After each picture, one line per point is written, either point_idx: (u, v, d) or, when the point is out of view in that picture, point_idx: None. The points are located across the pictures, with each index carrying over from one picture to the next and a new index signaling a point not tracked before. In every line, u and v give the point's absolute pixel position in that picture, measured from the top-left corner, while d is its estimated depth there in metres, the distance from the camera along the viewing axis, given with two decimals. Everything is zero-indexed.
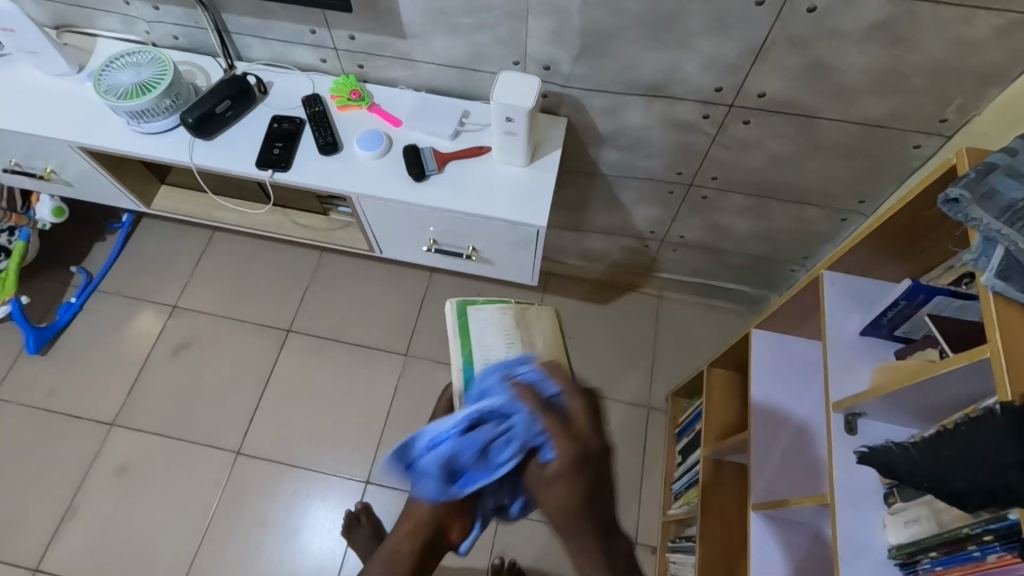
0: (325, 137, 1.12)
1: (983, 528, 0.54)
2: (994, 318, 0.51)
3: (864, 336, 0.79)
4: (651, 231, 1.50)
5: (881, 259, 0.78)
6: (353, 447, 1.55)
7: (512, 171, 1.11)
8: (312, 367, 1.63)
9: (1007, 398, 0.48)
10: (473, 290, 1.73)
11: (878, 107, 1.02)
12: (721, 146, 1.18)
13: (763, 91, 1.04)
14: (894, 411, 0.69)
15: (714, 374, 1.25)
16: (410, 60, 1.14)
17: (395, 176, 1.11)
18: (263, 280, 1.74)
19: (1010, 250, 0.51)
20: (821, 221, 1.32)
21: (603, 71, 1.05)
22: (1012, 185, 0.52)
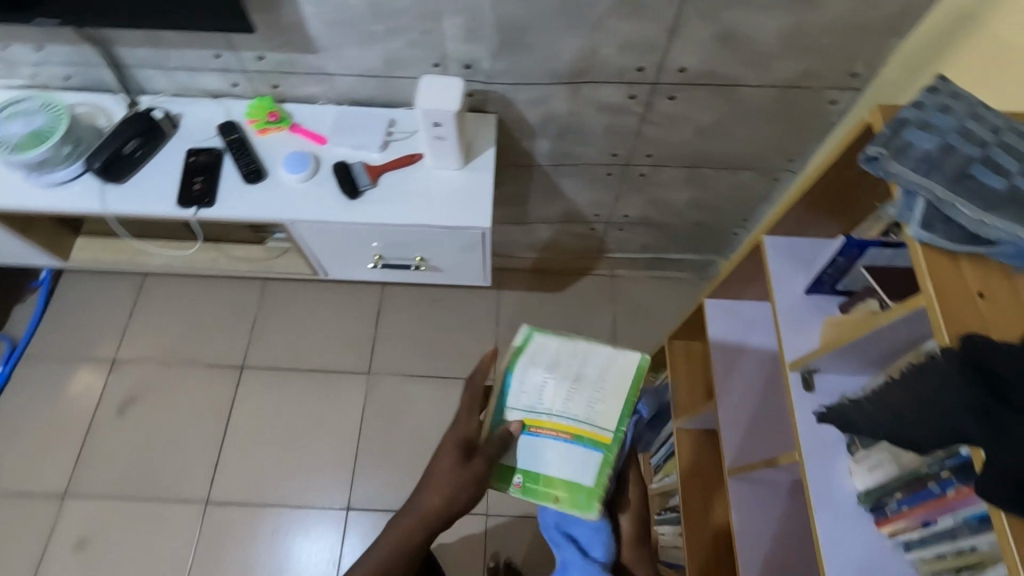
0: (248, 164, 1.07)
1: (940, 465, 0.57)
2: (924, 267, 0.53)
3: (809, 294, 0.81)
4: (596, 214, 1.51)
5: (815, 218, 0.81)
6: (328, 475, 1.50)
7: (448, 176, 1.09)
8: (273, 401, 1.57)
9: (946, 344, 0.50)
10: (428, 297, 1.70)
11: (792, 69, 1.05)
12: (651, 124, 1.19)
13: (683, 65, 1.05)
14: (846, 363, 0.72)
15: (674, 346, 1.28)
16: (326, 75, 1.09)
17: (328, 196, 1.07)
18: (206, 319, 1.66)
19: (929, 200, 0.54)
20: (755, 184, 1.36)
21: (524, 63, 1.04)
22: (923, 137, 0.56)
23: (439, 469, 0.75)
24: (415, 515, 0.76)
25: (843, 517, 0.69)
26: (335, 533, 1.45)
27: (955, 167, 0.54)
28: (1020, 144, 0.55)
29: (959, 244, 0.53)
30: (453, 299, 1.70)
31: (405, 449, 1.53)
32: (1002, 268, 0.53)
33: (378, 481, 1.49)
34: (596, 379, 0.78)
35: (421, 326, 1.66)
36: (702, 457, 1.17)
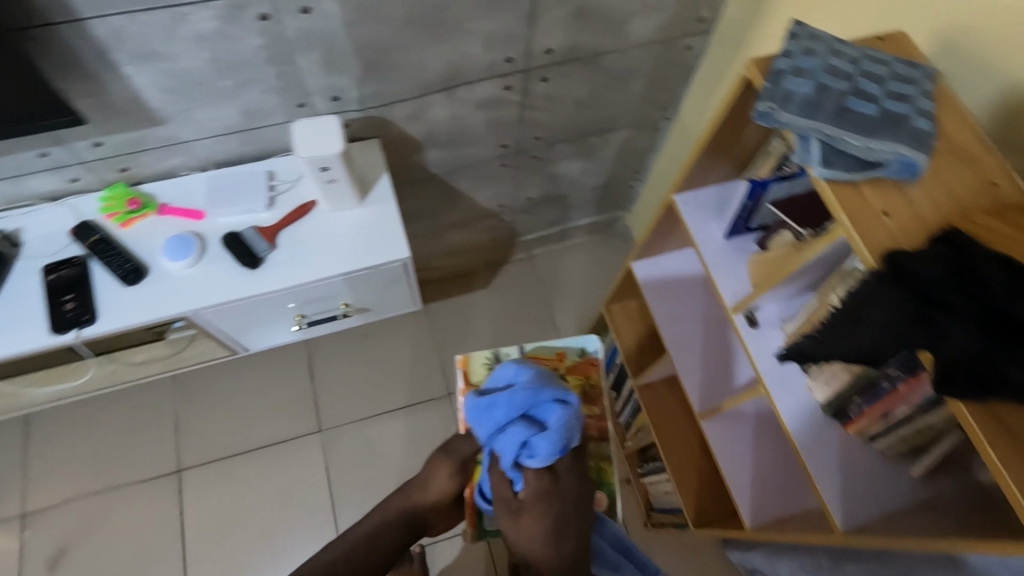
0: (123, 265, 0.95)
1: (889, 366, 0.65)
2: (835, 201, 0.58)
3: (728, 239, 0.86)
4: (500, 205, 1.50)
5: (715, 167, 0.86)
6: (312, 548, 1.41)
7: (349, 215, 1.03)
8: (225, 493, 1.45)
9: (874, 266, 0.55)
10: (357, 335, 1.63)
11: (647, 27, 1.09)
12: (531, 108, 1.19)
13: (548, 46, 1.06)
14: (778, 294, 0.78)
15: (613, 310, 1.33)
16: (181, 144, 0.98)
17: (225, 272, 0.97)
18: (120, 434, 1.48)
19: (822, 140, 0.59)
20: (639, 138, 1.41)
21: (394, 81, 1.00)
22: (800, 83, 0.60)
23: (435, 472, 0.96)
24: (403, 499, 0.97)
25: (814, 427, 0.76)
26: None
27: (833, 104, 0.59)
28: (878, 69, 0.61)
29: (857, 173, 0.58)
30: (384, 328, 1.65)
31: (383, 493, 1.47)
32: (895, 183, 0.59)
33: None
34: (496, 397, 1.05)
35: (359, 367, 1.60)
36: (667, 405, 1.23)
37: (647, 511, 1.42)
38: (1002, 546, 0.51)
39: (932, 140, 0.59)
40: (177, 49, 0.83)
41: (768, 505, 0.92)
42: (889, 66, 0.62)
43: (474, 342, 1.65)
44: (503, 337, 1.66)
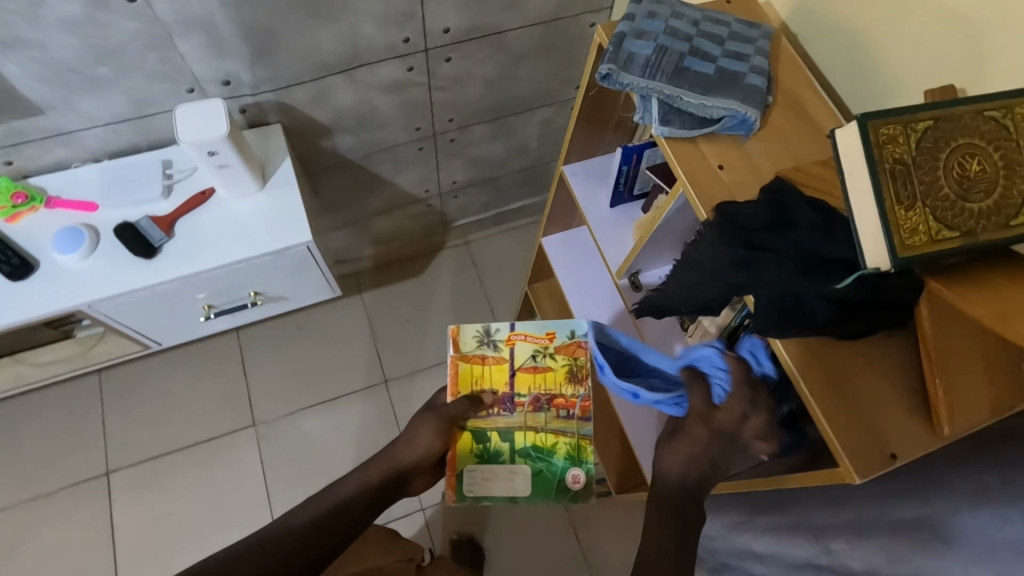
0: (8, 259, 0.92)
1: (742, 316, 0.69)
2: (673, 157, 0.60)
3: (614, 207, 0.88)
4: (426, 190, 1.50)
5: (598, 137, 0.87)
6: None
7: (248, 202, 1.02)
8: (158, 493, 1.43)
9: (706, 219, 0.57)
10: (291, 327, 1.62)
11: (545, 4, 1.10)
12: (439, 89, 1.19)
13: (445, 26, 1.06)
14: (657, 257, 0.81)
15: (536, 289, 1.35)
16: (66, 134, 0.96)
17: (118, 264, 0.96)
18: (44, 438, 1.45)
19: (661, 99, 0.61)
20: (556, 117, 1.43)
21: (286, 64, 0.99)
22: (641, 45, 0.62)
23: (421, 430, 0.82)
24: (385, 459, 0.78)
25: None
26: None
27: (671, 65, 0.61)
28: (718, 30, 0.64)
29: (694, 129, 0.60)
30: (318, 320, 1.64)
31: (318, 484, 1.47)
32: (731, 139, 0.61)
33: None
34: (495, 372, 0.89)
35: (293, 360, 1.58)
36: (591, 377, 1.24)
37: None
38: (818, 474, 0.55)
39: (765, 95, 0.61)
40: (44, 35, 0.81)
41: None
42: (728, 26, 0.64)
43: (409, 329, 1.65)
44: (439, 322, 1.67)
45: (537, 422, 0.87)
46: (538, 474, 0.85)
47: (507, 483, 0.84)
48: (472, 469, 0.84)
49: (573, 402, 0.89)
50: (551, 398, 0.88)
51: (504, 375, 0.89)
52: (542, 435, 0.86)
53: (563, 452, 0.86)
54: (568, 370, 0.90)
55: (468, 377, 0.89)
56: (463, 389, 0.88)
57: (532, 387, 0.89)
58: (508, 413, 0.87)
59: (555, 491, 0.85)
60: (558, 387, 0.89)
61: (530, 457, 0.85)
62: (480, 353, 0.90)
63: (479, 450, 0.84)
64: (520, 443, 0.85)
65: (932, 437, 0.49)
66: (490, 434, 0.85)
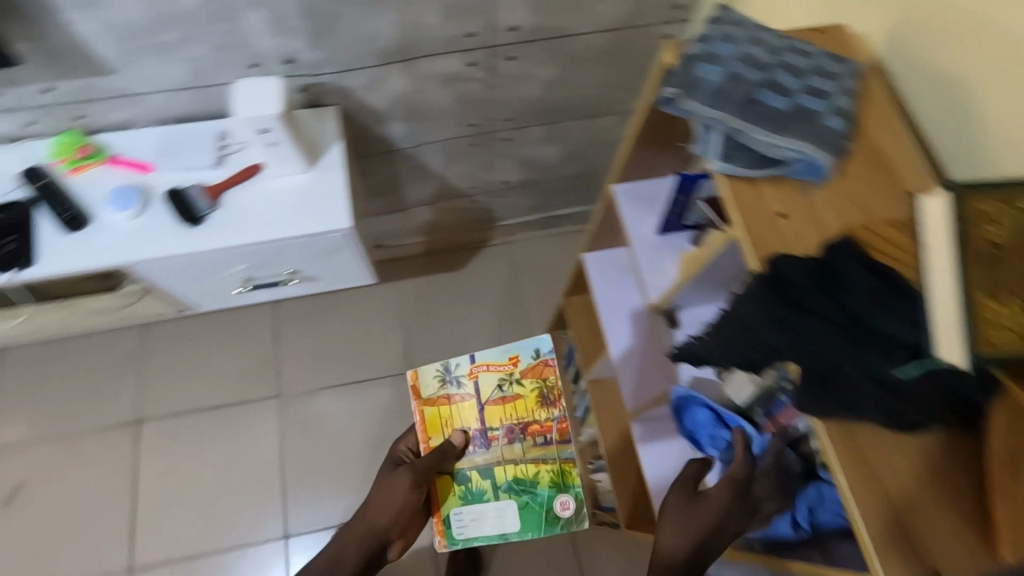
0: (64, 211, 0.95)
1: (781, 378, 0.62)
2: (729, 198, 0.54)
3: (662, 234, 0.83)
4: (474, 186, 1.49)
5: (653, 159, 0.82)
6: (257, 508, 1.44)
7: (294, 182, 1.02)
8: (179, 449, 1.47)
9: (756, 270, 0.52)
10: (326, 304, 1.64)
11: (616, 9, 1.05)
12: (498, 87, 1.17)
13: (511, 24, 1.02)
14: (699, 291, 0.76)
15: (572, 303, 1.31)
16: (131, 96, 0.98)
17: (164, 229, 0.98)
18: (85, 380, 1.52)
19: (724, 132, 0.55)
20: (617, 126, 1.38)
21: (346, 47, 0.98)
22: (710, 71, 0.57)
23: (395, 486, 0.99)
24: (363, 525, 0.97)
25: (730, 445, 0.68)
26: (275, 564, 1.39)
27: (741, 96, 0.55)
28: (800, 63, 0.58)
29: (756, 169, 0.55)
30: (353, 301, 1.65)
31: (331, 464, 1.48)
32: (798, 185, 0.55)
33: (313, 504, 1.44)
34: (470, 408, 1.14)
35: (323, 339, 1.60)
36: (616, 403, 1.20)
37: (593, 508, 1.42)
38: None
39: (842, 141, 0.55)
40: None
41: None
42: (812, 59, 0.58)
43: (440, 322, 1.64)
44: (471, 320, 1.66)
45: (514, 452, 1.12)
46: (524, 505, 1.10)
47: (496, 519, 1.09)
48: (460, 511, 1.09)
49: (546, 426, 1.14)
50: (525, 426, 1.14)
51: (474, 411, 1.14)
52: (521, 467, 1.12)
53: (545, 485, 1.11)
54: (534, 396, 1.15)
55: (437, 420, 1.12)
56: (436, 435, 1.11)
57: (503, 419, 1.13)
58: (484, 448, 1.12)
59: (544, 520, 1.10)
60: (527, 413, 1.14)
61: (513, 493, 1.10)
62: (445, 394, 1.14)
63: (462, 493, 1.09)
64: (501, 480, 1.10)
65: (988, 560, 0.43)
66: (469, 476, 1.10)
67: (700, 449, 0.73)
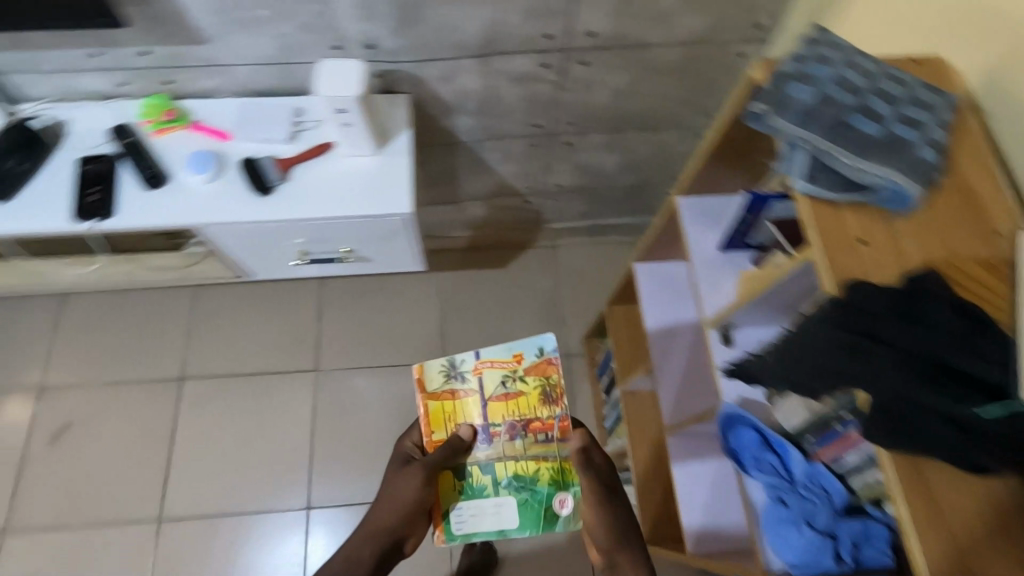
0: (146, 169, 1.00)
1: (842, 409, 0.58)
2: (809, 219, 0.54)
3: (723, 251, 0.82)
4: (528, 186, 1.50)
5: (721, 174, 0.81)
6: (283, 475, 1.48)
7: (361, 163, 1.05)
8: (217, 409, 1.53)
9: (832, 294, 0.51)
10: (369, 287, 1.67)
11: (695, 23, 1.05)
12: (566, 90, 1.18)
13: (589, 29, 1.03)
14: (757, 313, 0.75)
15: (614, 311, 1.30)
16: (219, 66, 1.03)
17: (236, 195, 1.01)
18: (137, 333, 1.59)
19: (812, 152, 0.55)
20: (677, 141, 1.38)
21: (426, 38, 1.00)
22: (802, 90, 0.56)
23: (409, 479, 0.89)
24: (370, 527, 0.87)
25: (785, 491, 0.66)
26: (295, 534, 1.43)
27: (831, 117, 0.55)
28: (895, 90, 0.57)
29: (840, 193, 0.54)
30: (395, 287, 1.68)
31: (359, 442, 1.51)
32: (882, 213, 0.54)
33: (337, 478, 1.48)
34: (470, 399, 1.00)
35: (364, 320, 1.64)
36: (648, 417, 1.21)
37: None
38: None
39: (933, 172, 0.54)
40: None
41: (711, 529, 0.91)
42: (907, 87, 0.57)
43: (478, 317, 1.67)
44: (508, 318, 1.68)
45: (516, 450, 0.98)
46: (524, 504, 0.96)
47: (494, 517, 0.94)
48: (459, 507, 0.95)
49: (549, 424, 1.00)
50: (527, 424, 0.99)
51: (475, 406, 0.99)
52: (522, 463, 0.97)
53: (546, 481, 0.97)
54: (540, 391, 1.01)
55: (437, 414, 0.98)
56: (437, 429, 0.98)
57: (505, 415, 0.99)
58: (484, 445, 0.98)
59: (544, 517, 0.95)
60: (529, 410, 1.00)
61: (513, 489, 0.96)
62: (449, 388, 1.00)
63: (461, 488, 0.95)
64: (502, 476, 0.96)
65: None
66: (469, 471, 0.96)
67: (744, 472, 0.70)
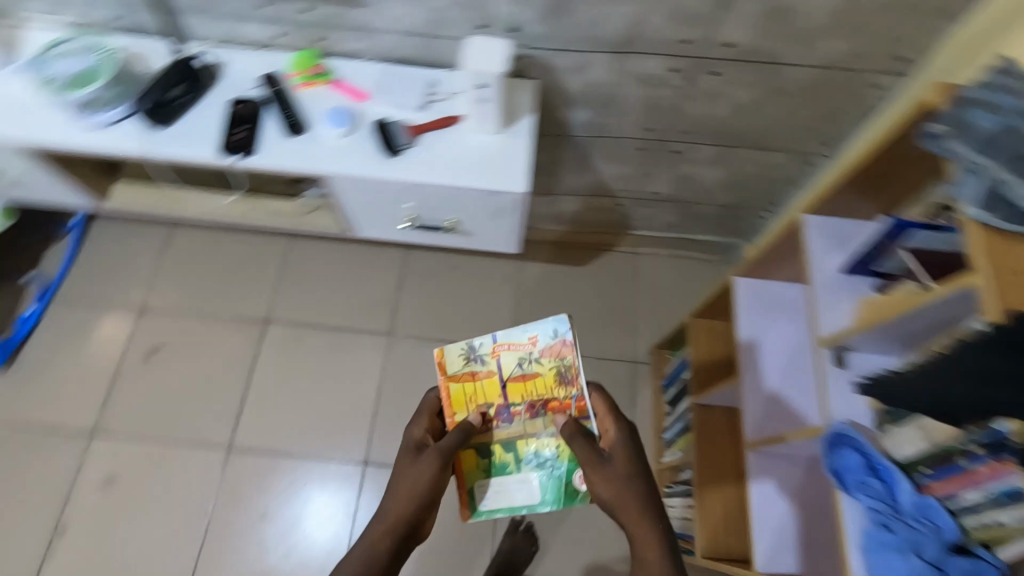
0: (290, 116, 1.07)
1: (973, 441, 0.58)
2: (979, 246, 0.53)
3: (844, 273, 0.82)
4: (625, 189, 1.52)
5: (854, 198, 0.81)
6: (347, 428, 1.54)
7: (485, 139, 1.09)
8: (295, 355, 1.60)
9: (996, 320, 0.51)
10: (451, 264, 1.73)
11: (837, 48, 1.04)
12: (689, 99, 1.19)
13: (728, 40, 1.04)
14: (878, 340, 0.74)
15: (697, 323, 1.31)
16: (369, 31, 1.09)
17: (366, 152, 1.07)
18: (232, 272, 1.68)
19: (991, 179, 0.55)
20: (786, 166, 1.37)
21: (569, 28, 1.03)
22: (988, 118, 0.57)
23: (421, 468, 0.86)
24: (385, 522, 0.82)
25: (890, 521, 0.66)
26: (350, 485, 1.48)
27: (1014, 148, 0.55)
28: None
29: (1014, 224, 0.54)
30: (476, 268, 1.73)
31: None
32: None
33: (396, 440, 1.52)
34: (491, 379, 1.00)
35: (442, 294, 1.69)
36: (717, 433, 1.21)
37: None
38: None
39: None
40: None
41: (783, 548, 0.91)
42: None
43: (552, 310, 1.70)
44: (580, 316, 1.70)
45: (538, 428, 0.98)
46: (546, 480, 0.97)
47: (516, 492, 0.97)
48: (482, 483, 0.98)
49: (567, 404, 0.97)
50: (544, 404, 0.98)
51: (494, 388, 0.99)
52: (543, 442, 0.98)
53: (567, 457, 0.97)
54: (557, 373, 0.98)
55: (459, 397, 0.99)
56: (459, 410, 0.99)
57: (524, 395, 0.99)
58: (507, 423, 0.99)
59: (565, 494, 0.96)
60: (548, 390, 0.98)
61: (535, 466, 0.97)
62: (469, 371, 1.00)
63: (485, 466, 0.98)
64: (523, 453, 0.98)
65: None
66: (491, 449, 0.98)
67: (845, 491, 0.70)
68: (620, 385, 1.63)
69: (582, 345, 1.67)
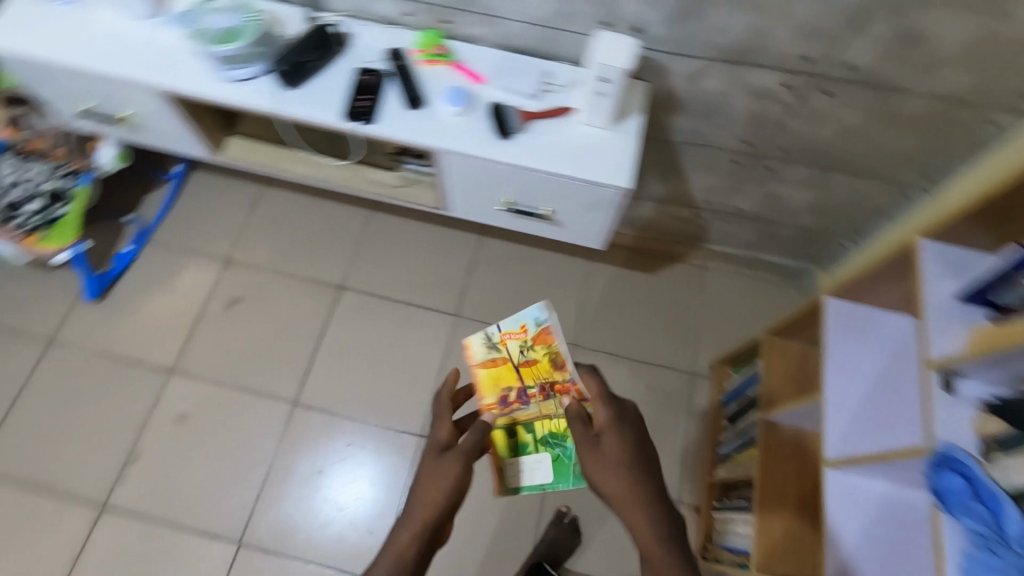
0: (411, 90, 1.12)
1: None
2: None
3: (958, 301, 0.82)
4: (708, 201, 1.53)
5: (976, 228, 0.82)
6: (407, 400, 1.58)
7: (594, 133, 1.12)
8: (366, 322, 1.66)
9: None
10: (522, 255, 1.76)
11: (960, 79, 1.03)
12: (795, 116, 1.19)
13: (849, 60, 1.05)
14: (994, 369, 0.73)
15: (771, 341, 1.32)
16: (494, 17, 1.13)
17: (479, 132, 1.11)
18: (314, 236, 1.75)
19: None
20: (880, 195, 1.35)
21: (692, 33, 1.06)
22: None
23: (440, 471, 0.89)
24: (408, 529, 0.86)
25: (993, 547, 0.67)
26: (405, 455, 1.52)
27: None
28: None
29: None
30: (546, 262, 1.76)
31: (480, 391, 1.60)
32: None
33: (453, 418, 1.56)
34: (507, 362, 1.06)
35: (510, 283, 1.73)
36: (783, 453, 1.21)
37: (705, 541, 1.44)
38: None
39: None
40: None
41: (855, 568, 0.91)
42: None
43: (616, 311, 1.71)
44: (643, 321, 1.71)
45: (551, 409, 1.03)
46: (559, 459, 1.02)
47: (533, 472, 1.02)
48: (509, 463, 1.04)
49: (566, 385, 1.02)
50: (552, 386, 1.02)
51: (511, 373, 1.05)
52: (555, 421, 1.02)
53: None
54: (551, 356, 1.04)
55: (484, 384, 1.06)
56: (488, 394, 1.05)
57: (534, 377, 1.04)
58: (526, 405, 1.04)
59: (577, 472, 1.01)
60: (548, 373, 1.03)
61: (548, 445, 1.02)
62: (489, 359, 1.06)
63: (511, 446, 1.04)
64: (540, 433, 1.03)
65: None
66: (513, 429, 1.04)
67: (946, 509, 0.71)
68: (677, 395, 1.63)
69: (643, 350, 1.67)
